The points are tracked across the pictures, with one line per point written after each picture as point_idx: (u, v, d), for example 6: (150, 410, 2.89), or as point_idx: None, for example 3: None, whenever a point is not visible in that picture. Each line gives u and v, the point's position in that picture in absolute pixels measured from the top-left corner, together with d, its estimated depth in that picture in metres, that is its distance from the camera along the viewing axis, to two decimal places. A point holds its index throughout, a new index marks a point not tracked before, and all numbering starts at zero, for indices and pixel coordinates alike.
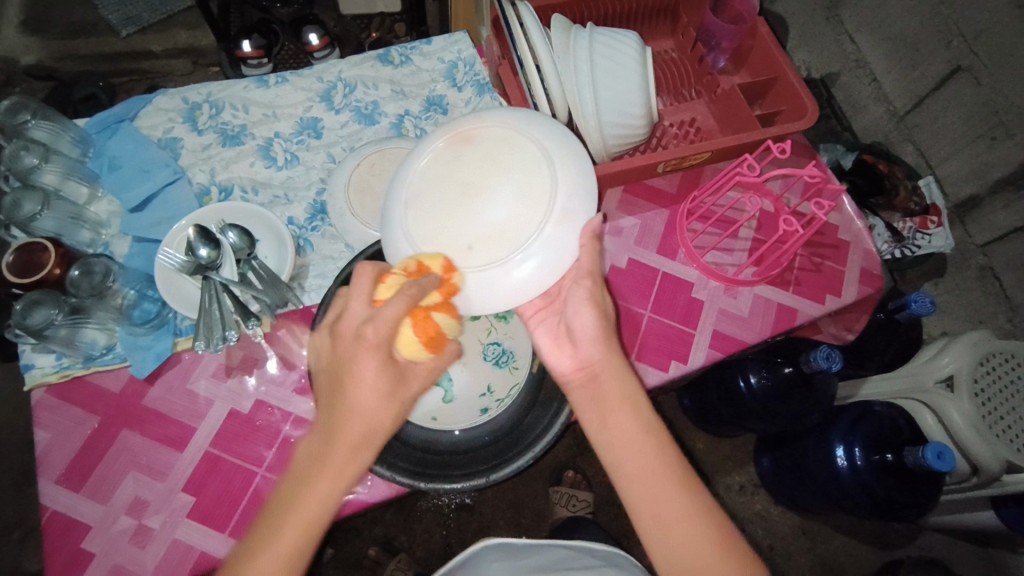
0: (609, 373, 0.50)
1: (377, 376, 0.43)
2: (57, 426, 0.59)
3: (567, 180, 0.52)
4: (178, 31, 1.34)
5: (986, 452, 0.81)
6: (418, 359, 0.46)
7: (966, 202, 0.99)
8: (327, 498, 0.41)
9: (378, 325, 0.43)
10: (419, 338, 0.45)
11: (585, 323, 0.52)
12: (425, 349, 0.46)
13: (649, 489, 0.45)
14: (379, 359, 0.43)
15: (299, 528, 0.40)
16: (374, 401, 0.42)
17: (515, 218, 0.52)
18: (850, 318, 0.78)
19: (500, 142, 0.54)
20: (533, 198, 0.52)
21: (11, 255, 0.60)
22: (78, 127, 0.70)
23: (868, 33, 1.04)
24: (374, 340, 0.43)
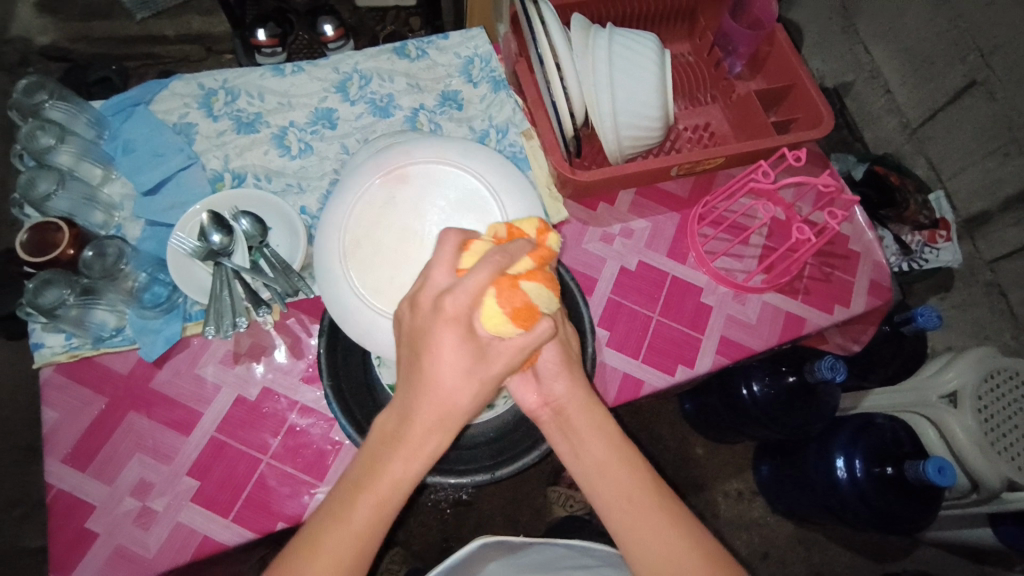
0: (575, 408, 0.48)
1: (461, 352, 0.40)
2: (65, 405, 0.59)
3: (516, 217, 0.52)
4: (192, 17, 1.34)
5: (986, 468, 0.81)
6: (505, 335, 0.39)
7: (976, 217, 0.99)
8: (406, 472, 0.41)
9: (459, 298, 0.38)
10: (507, 315, 0.38)
11: (545, 357, 0.49)
12: (513, 324, 0.39)
13: (634, 515, 0.45)
14: (462, 334, 0.39)
15: (375, 502, 0.41)
16: (454, 377, 0.40)
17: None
18: (856, 329, 0.78)
19: (435, 180, 0.53)
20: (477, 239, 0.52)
21: (25, 233, 0.61)
22: (94, 108, 0.70)
23: (885, 44, 1.04)
24: (454, 314, 0.39)
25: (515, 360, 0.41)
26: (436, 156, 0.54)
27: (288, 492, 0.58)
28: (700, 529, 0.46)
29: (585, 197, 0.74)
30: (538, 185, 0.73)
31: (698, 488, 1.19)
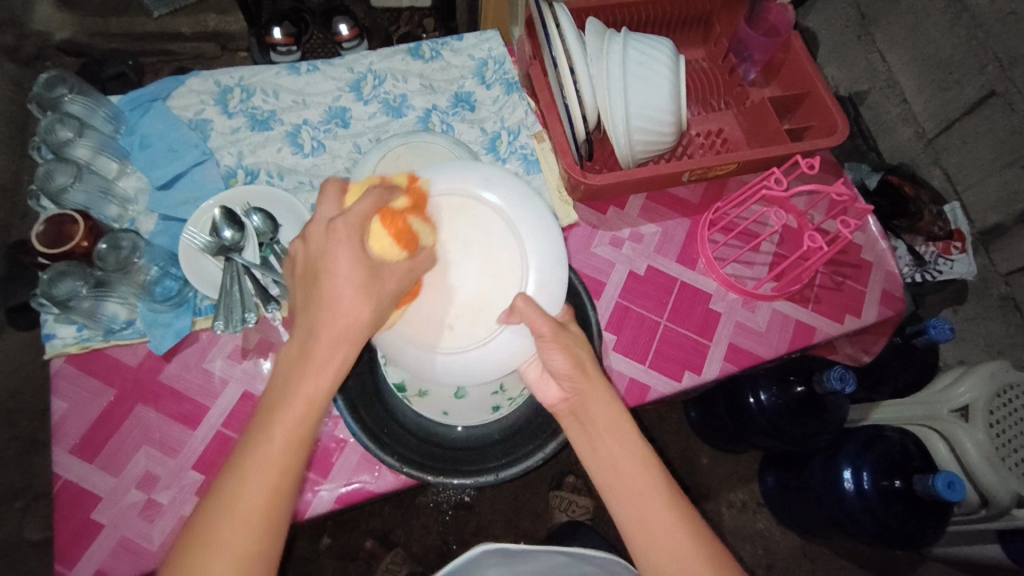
0: (591, 397, 0.48)
1: (360, 270, 0.44)
2: (74, 396, 0.60)
3: (533, 253, 0.55)
4: (209, 15, 1.34)
5: (996, 483, 0.81)
6: (390, 257, 0.46)
7: (991, 230, 0.97)
8: (318, 387, 0.41)
9: (347, 222, 0.44)
10: (392, 238, 0.47)
11: (555, 364, 0.49)
12: (396, 246, 0.47)
13: (637, 501, 0.45)
14: (356, 252, 0.44)
15: (292, 416, 0.40)
16: (350, 291, 0.43)
17: (486, 290, 0.54)
18: (867, 339, 0.77)
19: (460, 210, 0.56)
20: (497, 269, 0.55)
21: (42, 225, 0.62)
22: (111, 102, 0.71)
23: (901, 54, 1.03)
24: (346, 230, 0.44)
25: (401, 284, 0.47)
26: (456, 187, 0.56)
27: None
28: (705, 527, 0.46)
29: (595, 200, 0.74)
30: (549, 188, 0.74)
31: (702, 497, 1.18)
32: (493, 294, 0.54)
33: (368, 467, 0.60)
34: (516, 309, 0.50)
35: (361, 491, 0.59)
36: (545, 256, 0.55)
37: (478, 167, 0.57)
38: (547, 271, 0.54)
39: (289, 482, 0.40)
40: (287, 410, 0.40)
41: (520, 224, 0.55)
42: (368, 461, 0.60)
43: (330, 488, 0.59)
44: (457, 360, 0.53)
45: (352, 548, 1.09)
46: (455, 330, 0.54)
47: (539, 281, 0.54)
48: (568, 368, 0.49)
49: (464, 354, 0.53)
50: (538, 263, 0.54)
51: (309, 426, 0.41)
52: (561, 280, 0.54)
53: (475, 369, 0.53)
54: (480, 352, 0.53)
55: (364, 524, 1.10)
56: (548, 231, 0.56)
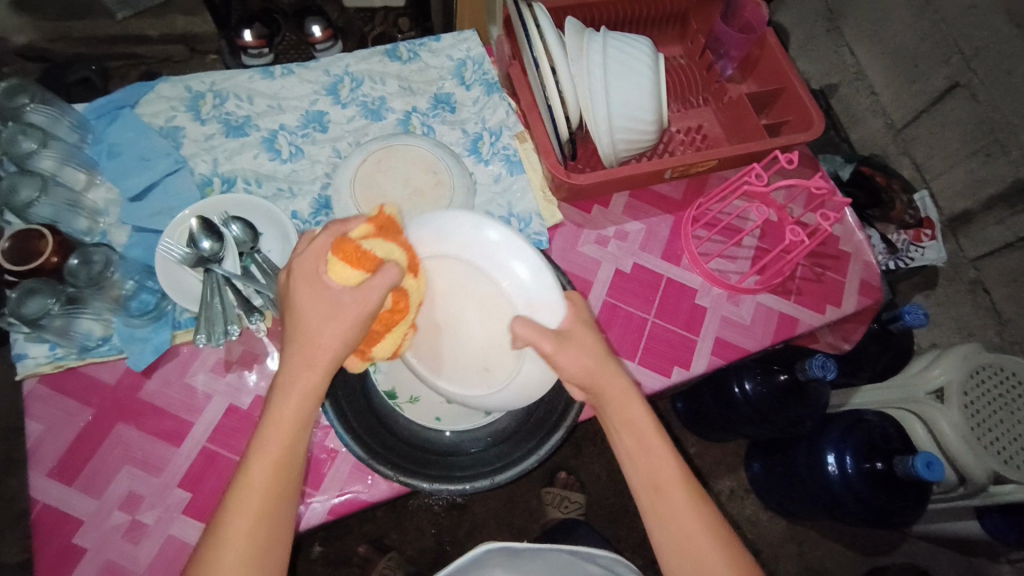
0: (612, 404, 0.49)
1: (319, 306, 0.45)
2: (50, 417, 0.58)
3: (512, 273, 0.52)
4: (175, 16, 1.28)
5: (974, 463, 0.83)
6: (349, 281, 0.45)
7: (959, 216, 1.00)
8: (292, 416, 0.44)
9: (304, 259, 0.46)
10: (344, 261, 0.44)
11: (568, 372, 0.49)
12: (352, 269, 0.44)
13: (659, 505, 0.47)
14: (308, 288, 0.45)
15: (265, 449, 0.44)
16: (316, 324, 0.45)
17: (495, 328, 0.55)
18: (848, 327, 0.78)
19: (434, 266, 0.55)
20: (490, 305, 0.54)
21: (7, 242, 0.59)
22: (76, 111, 0.68)
23: (868, 47, 1.06)
24: (304, 272, 0.45)
25: (367, 310, 0.45)
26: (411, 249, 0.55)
27: None
28: (724, 527, 0.48)
29: (579, 199, 0.74)
30: (533, 188, 0.73)
31: None
32: (496, 328, 0.55)
33: (360, 477, 0.59)
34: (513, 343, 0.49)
35: (355, 501, 0.58)
36: (526, 270, 0.52)
37: (426, 220, 0.55)
38: (535, 285, 0.52)
39: (274, 509, 0.43)
40: (264, 447, 0.44)
41: (490, 257, 0.53)
42: (360, 471, 0.59)
43: (322, 500, 0.58)
44: (505, 395, 0.55)
45: (345, 555, 1.08)
46: (490, 369, 0.56)
47: (528, 299, 0.52)
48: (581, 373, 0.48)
49: (505, 390, 0.55)
50: (519, 285, 0.52)
51: (288, 459, 0.44)
52: (548, 287, 0.51)
53: (520, 397, 0.55)
54: (518, 385, 0.55)
55: (356, 530, 1.09)
56: (519, 249, 0.52)
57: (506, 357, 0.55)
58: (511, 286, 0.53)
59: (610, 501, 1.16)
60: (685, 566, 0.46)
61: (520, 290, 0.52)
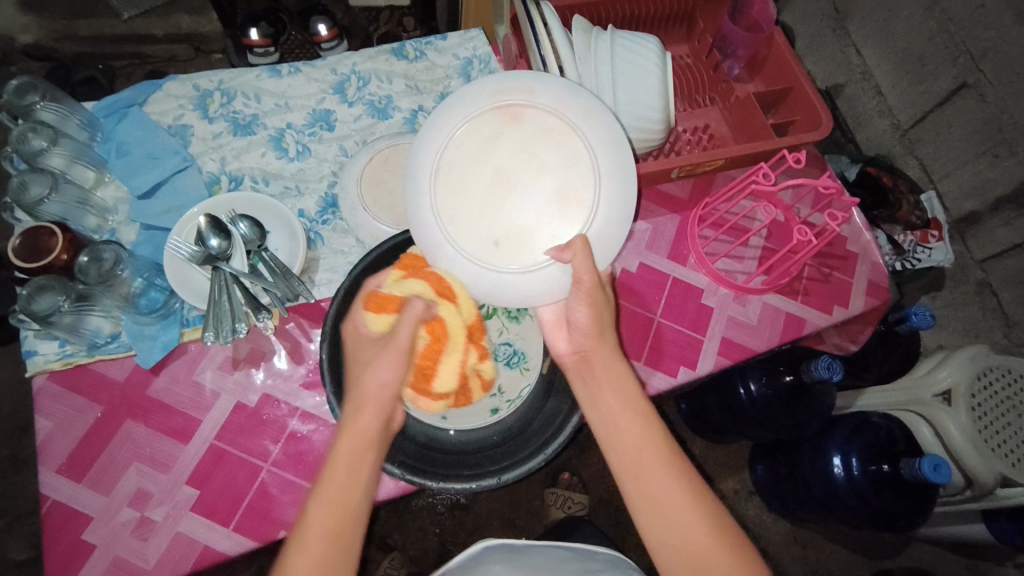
0: (597, 359, 0.53)
1: (364, 354, 0.52)
2: (59, 414, 0.58)
3: (606, 200, 0.54)
4: (181, 16, 1.29)
5: (981, 466, 0.83)
6: (379, 325, 0.53)
7: (966, 217, 1.00)
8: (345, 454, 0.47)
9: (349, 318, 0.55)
10: (376, 310, 0.53)
11: (576, 317, 0.54)
12: (381, 315, 0.53)
13: (628, 455, 0.48)
14: (355, 340, 0.53)
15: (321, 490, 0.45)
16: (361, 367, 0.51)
17: (543, 221, 0.55)
18: (855, 329, 0.80)
19: (549, 134, 0.56)
20: (564, 202, 0.55)
21: (18, 238, 0.59)
22: (85, 109, 0.69)
23: (875, 46, 1.05)
24: (351, 329, 0.54)
25: (397, 343, 0.51)
26: (554, 108, 0.55)
27: (289, 500, 0.57)
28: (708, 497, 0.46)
29: None
30: None
31: None
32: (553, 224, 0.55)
33: None
34: (571, 246, 0.51)
35: None
36: (619, 208, 0.54)
37: (582, 96, 0.55)
38: (607, 229, 0.54)
39: (332, 556, 0.43)
40: (320, 490, 0.45)
41: (599, 171, 0.54)
42: None
43: None
44: (497, 275, 0.54)
45: None
46: (501, 246, 0.55)
47: (599, 234, 0.54)
48: (588, 324, 0.53)
49: (503, 271, 0.54)
50: (604, 215, 0.54)
51: (342, 505, 0.45)
52: (618, 243, 0.54)
53: (510, 288, 0.55)
54: (519, 277, 0.54)
55: None
56: (623, 185, 0.54)
57: (525, 247, 0.55)
58: (597, 210, 0.54)
59: (614, 501, 1.16)
60: (664, 530, 0.45)
61: (596, 221, 0.54)
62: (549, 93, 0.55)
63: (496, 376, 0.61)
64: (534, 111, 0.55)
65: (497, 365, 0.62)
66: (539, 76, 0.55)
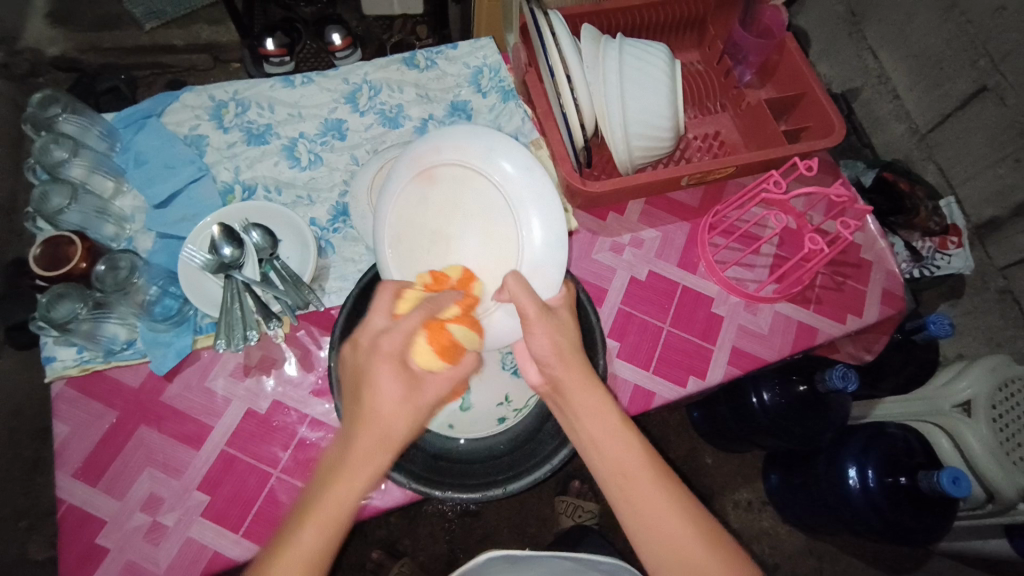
0: (571, 387, 0.48)
1: (398, 382, 0.44)
2: (75, 419, 0.59)
3: (533, 231, 0.58)
4: (200, 27, 1.34)
5: (1004, 480, 0.81)
6: (434, 367, 0.48)
7: (987, 224, 0.97)
8: (349, 501, 0.41)
9: (393, 335, 0.45)
10: (432, 346, 0.48)
11: (537, 348, 0.50)
12: (440, 359, 0.48)
13: (625, 489, 0.45)
14: (398, 367, 0.44)
15: (318, 525, 0.40)
16: (395, 406, 0.43)
17: (486, 263, 0.59)
18: (870, 338, 0.78)
19: (464, 183, 0.61)
20: (497, 244, 0.59)
21: (39, 247, 0.61)
22: (106, 121, 0.71)
23: (892, 50, 1.04)
24: (390, 349, 0.45)
25: (443, 390, 0.47)
26: (461, 158, 0.60)
27: None
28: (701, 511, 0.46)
29: (595, 207, 0.74)
30: None
31: (708, 497, 1.18)
32: (493, 266, 0.59)
33: (374, 482, 0.60)
34: (511, 286, 0.52)
35: (368, 507, 0.59)
36: (545, 238, 0.58)
37: (485, 136, 0.60)
38: (545, 255, 0.57)
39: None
40: (315, 522, 0.40)
41: (521, 203, 0.59)
42: (374, 477, 0.60)
43: None
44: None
45: (359, 558, 1.08)
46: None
47: (533, 264, 0.58)
48: (549, 354, 0.49)
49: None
50: (532, 244, 0.58)
51: (326, 551, 0.40)
52: (558, 264, 0.57)
53: (474, 338, 0.60)
54: (477, 325, 0.58)
55: (369, 534, 1.10)
56: (549, 210, 0.58)
57: (478, 298, 0.59)
58: (525, 241, 0.58)
59: None
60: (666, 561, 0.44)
61: (528, 249, 0.58)
62: (455, 147, 0.60)
63: (504, 385, 0.61)
64: (446, 167, 0.60)
65: (505, 373, 0.62)
66: (441, 133, 0.61)
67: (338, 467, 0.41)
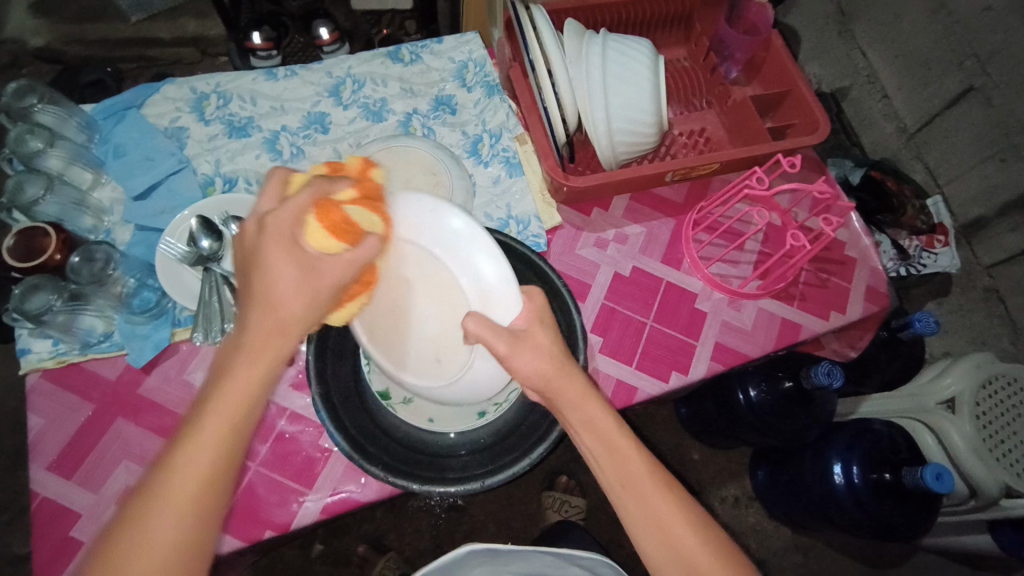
0: (571, 400, 0.47)
1: (293, 264, 0.42)
2: (51, 412, 0.59)
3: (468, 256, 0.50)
4: (188, 19, 1.31)
5: (985, 476, 0.81)
6: (329, 249, 0.42)
7: (973, 223, 0.98)
8: (253, 375, 0.40)
9: (281, 216, 0.42)
10: (325, 226, 0.42)
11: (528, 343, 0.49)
12: (333, 238, 0.42)
13: (630, 496, 0.45)
14: (287, 250, 0.42)
15: (219, 420, 0.39)
16: (289, 288, 0.42)
17: (445, 318, 0.52)
18: (854, 334, 0.80)
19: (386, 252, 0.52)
20: (444, 291, 0.51)
21: (12, 238, 0.60)
22: (85, 111, 0.70)
23: (882, 49, 1.04)
24: (280, 228, 0.42)
25: (345, 275, 0.44)
26: None
27: (276, 500, 0.58)
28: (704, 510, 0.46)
29: (579, 202, 0.74)
30: (532, 190, 0.73)
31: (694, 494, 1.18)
32: (452, 316, 0.52)
33: (354, 477, 0.59)
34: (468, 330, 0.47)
35: (348, 501, 0.58)
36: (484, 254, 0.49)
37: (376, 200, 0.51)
38: (497, 275, 0.49)
39: (210, 506, 0.38)
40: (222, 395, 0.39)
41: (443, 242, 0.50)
42: (353, 471, 0.59)
43: (315, 499, 0.58)
44: (458, 388, 0.53)
45: (344, 555, 1.08)
46: (442, 361, 0.53)
47: (481, 289, 0.49)
48: None
49: (457, 382, 0.53)
50: (472, 270, 0.49)
51: (246, 418, 0.40)
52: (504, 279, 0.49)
53: (475, 389, 0.53)
54: (472, 376, 0.53)
55: (354, 531, 1.09)
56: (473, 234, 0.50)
57: (461, 349, 0.53)
58: (464, 270, 0.50)
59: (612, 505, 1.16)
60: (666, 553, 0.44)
61: (472, 278, 0.50)
62: None
63: None
64: None
65: None
66: None
67: (234, 355, 0.40)
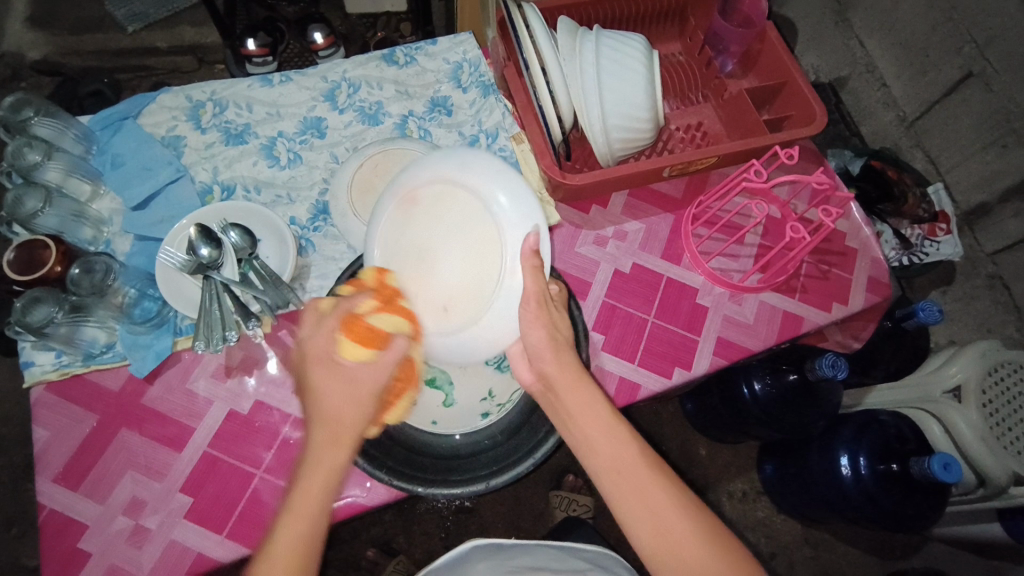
0: (562, 385, 0.48)
1: (336, 382, 0.44)
2: (56, 424, 0.59)
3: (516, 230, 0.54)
4: (185, 28, 1.32)
5: (992, 463, 0.81)
6: (362, 358, 0.45)
7: (976, 210, 0.97)
8: (317, 487, 0.41)
9: (316, 340, 0.46)
10: (355, 340, 0.45)
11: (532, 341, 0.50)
12: (364, 347, 0.45)
13: (623, 484, 0.45)
14: (328, 370, 0.45)
15: (290, 535, 0.40)
16: (337, 403, 0.44)
17: (470, 274, 0.56)
18: (856, 326, 0.77)
19: (443, 198, 0.57)
20: (480, 251, 0.56)
21: (13, 252, 0.61)
22: (81, 123, 0.70)
23: (879, 38, 1.03)
24: (318, 353, 0.45)
25: (382, 378, 0.46)
26: (437, 176, 0.58)
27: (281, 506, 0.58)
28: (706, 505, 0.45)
29: (576, 200, 0.73)
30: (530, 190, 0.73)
31: (702, 489, 1.18)
32: (478, 277, 0.55)
33: (359, 481, 0.59)
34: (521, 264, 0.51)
35: (354, 505, 0.59)
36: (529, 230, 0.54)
37: (454, 151, 0.58)
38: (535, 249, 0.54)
39: None
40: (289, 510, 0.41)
41: (498, 207, 0.55)
42: (358, 475, 0.59)
43: None
44: (457, 340, 0.55)
45: (353, 559, 1.08)
46: (450, 311, 0.55)
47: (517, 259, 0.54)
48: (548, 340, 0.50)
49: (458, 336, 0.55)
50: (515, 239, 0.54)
51: (314, 530, 0.41)
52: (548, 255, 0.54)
53: (474, 346, 0.55)
54: (478, 330, 0.55)
55: (363, 535, 1.09)
56: (529, 205, 0.55)
57: (473, 303, 0.55)
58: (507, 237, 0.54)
59: None
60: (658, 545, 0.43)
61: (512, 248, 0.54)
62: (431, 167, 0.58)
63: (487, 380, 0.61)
64: (426, 188, 0.58)
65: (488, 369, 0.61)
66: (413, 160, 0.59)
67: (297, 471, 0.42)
